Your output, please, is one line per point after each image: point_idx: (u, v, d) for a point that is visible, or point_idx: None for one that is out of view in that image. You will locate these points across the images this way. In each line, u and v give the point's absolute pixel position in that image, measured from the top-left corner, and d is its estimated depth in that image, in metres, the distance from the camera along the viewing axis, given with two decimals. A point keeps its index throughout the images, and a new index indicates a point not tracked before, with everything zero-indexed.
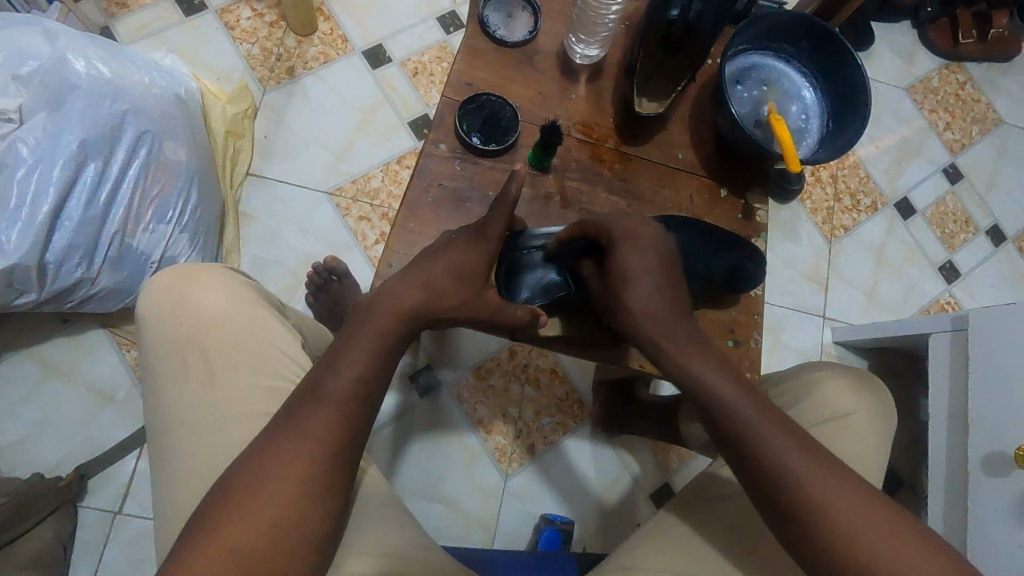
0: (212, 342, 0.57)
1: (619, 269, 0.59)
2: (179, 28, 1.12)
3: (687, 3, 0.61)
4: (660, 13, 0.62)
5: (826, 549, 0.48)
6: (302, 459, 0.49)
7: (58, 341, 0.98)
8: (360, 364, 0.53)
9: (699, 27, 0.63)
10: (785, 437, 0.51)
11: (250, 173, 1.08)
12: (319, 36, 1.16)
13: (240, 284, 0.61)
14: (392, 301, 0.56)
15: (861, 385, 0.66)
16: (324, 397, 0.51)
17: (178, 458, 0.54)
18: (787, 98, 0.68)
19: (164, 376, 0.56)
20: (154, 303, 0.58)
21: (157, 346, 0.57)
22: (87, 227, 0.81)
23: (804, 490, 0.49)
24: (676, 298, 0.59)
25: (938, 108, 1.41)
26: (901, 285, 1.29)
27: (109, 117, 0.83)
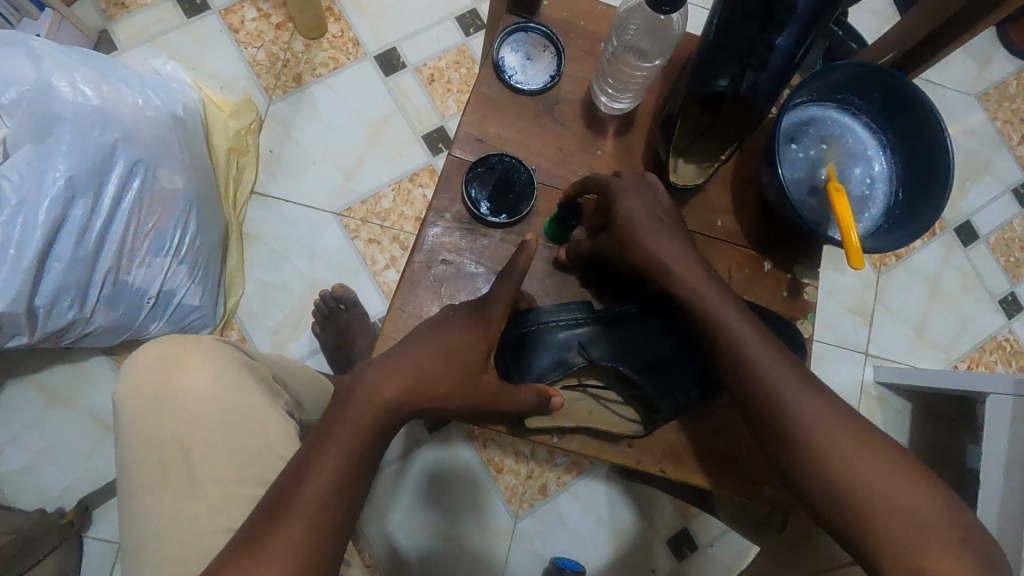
0: (191, 434, 0.54)
1: (627, 216, 0.53)
2: (180, 31, 1.05)
3: (739, 74, 0.53)
4: (707, 83, 0.53)
5: (813, 472, 0.45)
6: (276, 561, 0.43)
7: (61, 368, 0.95)
8: (330, 472, 0.46)
9: (754, 101, 0.53)
10: (776, 357, 0.50)
11: (255, 192, 1.02)
12: (328, 39, 1.08)
13: (229, 363, 0.57)
14: (371, 399, 0.48)
15: None
16: (288, 510, 0.44)
17: (146, 567, 0.51)
18: (849, 159, 0.59)
19: (140, 468, 0.54)
20: (134, 385, 0.55)
21: (139, 436, 0.54)
22: (79, 266, 0.77)
23: (793, 405, 0.47)
24: (688, 258, 0.53)
25: (1013, 119, 1.26)
26: (956, 319, 1.18)
27: (99, 148, 0.77)
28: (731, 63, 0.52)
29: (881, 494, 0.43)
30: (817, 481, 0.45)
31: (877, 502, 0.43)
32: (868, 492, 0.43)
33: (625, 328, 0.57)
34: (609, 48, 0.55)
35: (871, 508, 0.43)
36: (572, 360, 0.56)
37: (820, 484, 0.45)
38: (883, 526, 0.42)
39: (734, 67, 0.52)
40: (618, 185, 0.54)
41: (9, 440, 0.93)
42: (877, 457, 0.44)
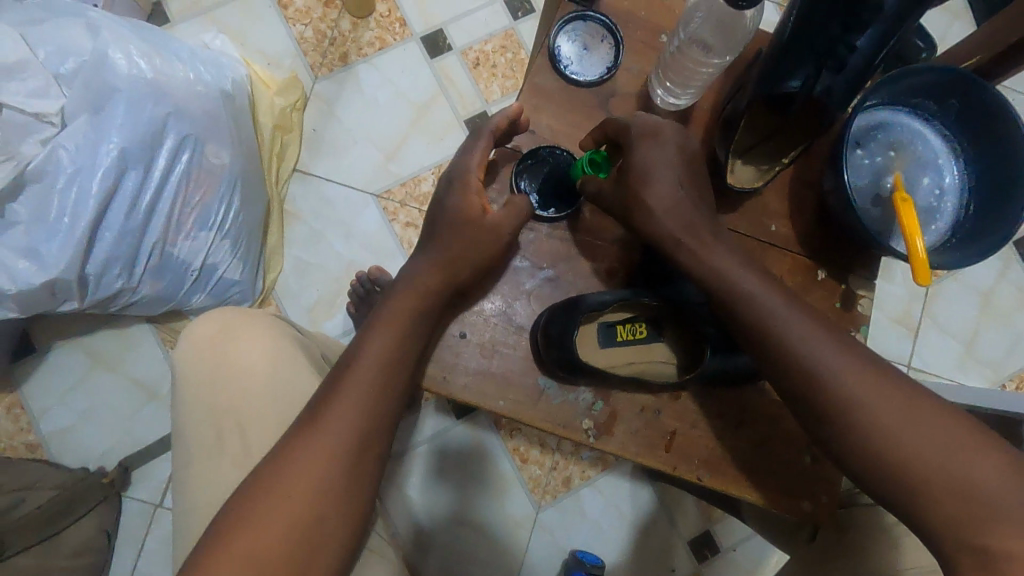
0: (243, 408, 0.59)
1: (642, 167, 0.51)
2: (231, 7, 1.05)
3: (814, 74, 0.49)
4: (777, 84, 0.50)
5: (864, 457, 0.44)
6: (309, 460, 0.47)
7: (107, 333, 0.98)
8: (368, 377, 0.50)
9: (827, 105, 0.51)
10: (812, 329, 0.47)
11: (297, 170, 1.03)
12: (375, 19, 1.07)
13: (283, 343, 0.63)
14: (401, 306, 0.52)
15: None
16: (344, 382, 0.50)
17: (195, 517, 0.56)
18: (917, 168, 0.56)
19: (197, 438, 0.59)
20: (195, 358, 0.60)
21: (196, 398, 0.60)
22: (128, 238, 0.79)
23: (837, 386, 0.45)
24: (697, 213, 0.51)
25: None
26: (1008, 336, 1.13)
27: (151, 122, 0.78)
28: (805, 63, 0.49)
29: (938, 474, 0.41)
30: (862, 456, 0.44)
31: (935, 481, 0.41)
32: (927, 473, 0.41)
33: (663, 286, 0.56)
34: (672, 44, 0.53)
35: (922, 481, 0.41)
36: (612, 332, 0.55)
37: (865, 458, 0.44)
38: (944, 508, 0.40)
39: (811, 67, 0.49)
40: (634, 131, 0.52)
41: (58, 400, 0.97)
42: (931, 431, 0.42)
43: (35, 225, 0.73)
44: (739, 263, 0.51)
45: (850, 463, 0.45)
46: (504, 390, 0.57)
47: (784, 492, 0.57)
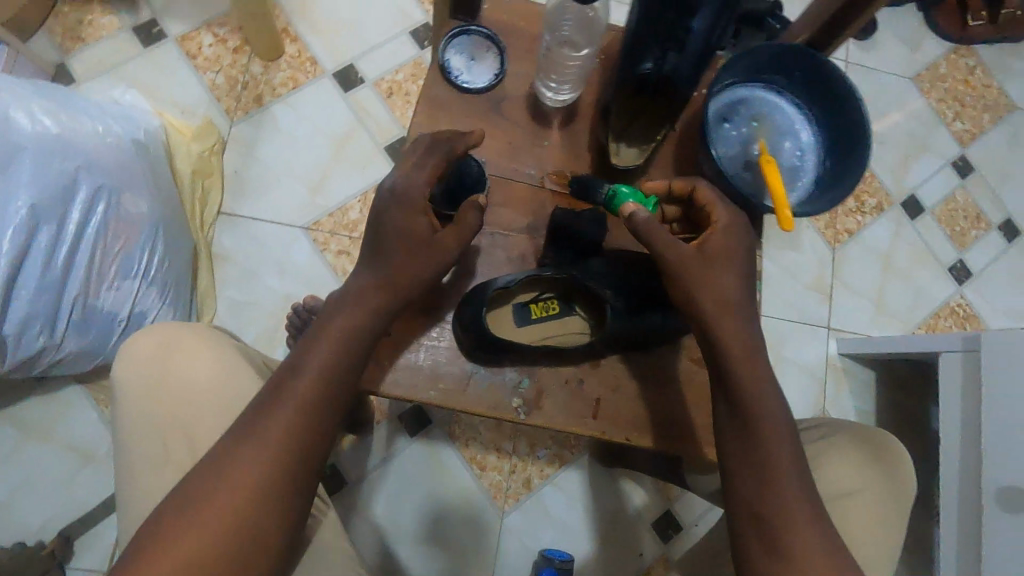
0: (196, 425, 0.59)
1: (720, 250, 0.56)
2: (139, 62, 1.06)
3: (661, 56, 0.54)
4: (632, 68, 0.54)
5: (757, 450, 0.54)
6: (244, 484, 0.49)
7: (33, 401, 0.95)
8: (302, 398, 0.51)
9: (676, 82, 0.55)
10: (732, 327, 0.55)
11: (222, 212, 1.04)
12: (286, 60, 1.10)
13: (232, 356, 0.62)
14: (340, 324, 0.53)
15: (865, 457, 0.63)
16: (281, 405, 0.51)
17: None
18: (779, 134, 0.63)
19: (145, 459, 0.58)
20: (140, 375, 0.59)
21: (141, 414, 0.59)
22: (47, 295, 0.77)
23: (756, 398, 0.54)
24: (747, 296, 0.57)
25: (946, 98, 1.34)
26: (911, 289, 1.24)
27: (61, 177, 0.78)
28: (652, 46, 0.53)
29: (801, 543, 0.51)
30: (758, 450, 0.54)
31: (803, 548, 0.51)
32: (795, 534, 0.51)
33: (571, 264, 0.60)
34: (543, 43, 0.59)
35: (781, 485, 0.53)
36: (528, 313, 0.59)
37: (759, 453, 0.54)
38: (787, 509, 0.52)
39: (657, 50, 0.54)
40: (723, 215, 0.57)
41: None
42: (808, 514, 0.52)
43: None
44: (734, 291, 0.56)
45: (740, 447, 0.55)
46: (434, 381, 0.59)
47: (707, 442, 0.60)
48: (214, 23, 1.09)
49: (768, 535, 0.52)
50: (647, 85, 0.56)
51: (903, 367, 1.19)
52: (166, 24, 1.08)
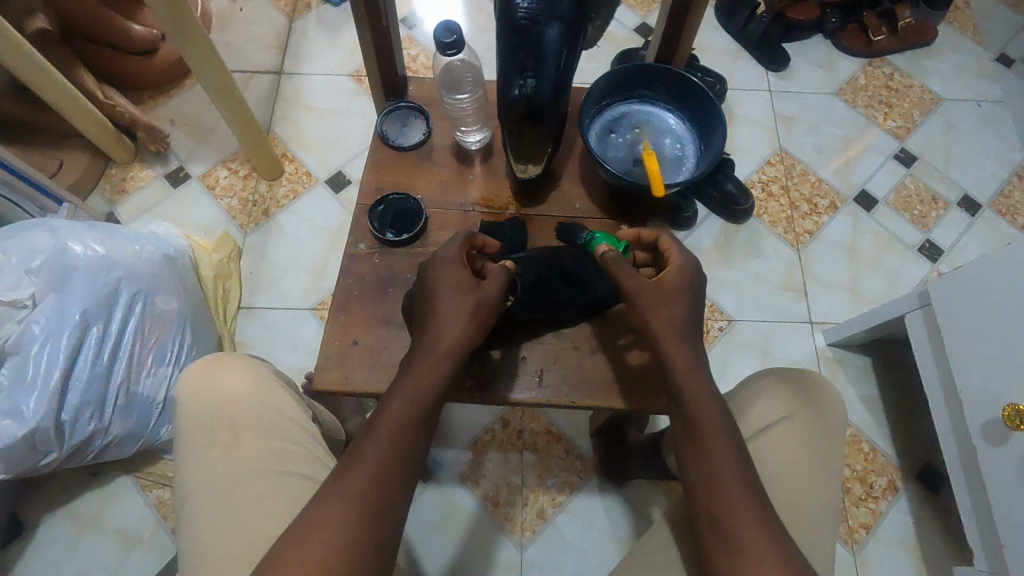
0: (236, 419, 0.64)
1: (668, 287, 0.65)
2: (170, 200, 1.30)
3: (524, 82, 0.64)
4: (504, 96, 0.65)
5: (702, 454, 0.60)
6: (324, 540, 0.49)
7: (88, 495, 1.07)
8: (380, 450, 0.54)
9: (540, 100, 0.65)
10: (678, 353, 0.63)
11: (242, 307, 1.21)
12: (286, 177, 1.33)
13: (267, 375, 0.67)
14: (412, 377, 0.57)
15: (787, 393, 0.71)
16: (360, 460, 0.53)
17: (193, 529, 0.60)
18: (658, 134, 0.76)
19: (196, 453, 0.63)
20: (191, 387, 0.65)
21: (190, 422, 0.64)
22: (96, 383, 0.93)
23: (702, 409, 0.61)
24: (692, 324, 0.65)
25: (872, 103, 1.47)
26: (882, 274, 1.29)
27: (106, 287, 0.96)
28: (515, 76, 0.64)
29: (756, 541, 0.55)
30: (707, 452, 0.60)
31: (755, 546, 0.55)
32: (748, 529, 0.56)
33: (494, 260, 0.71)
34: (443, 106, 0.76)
35: (726, 486, 0.58)
36: None
37: (705, 454, 0.60)
38: (731, 505, 0.57)
39: (519, 78, 0.64)
40: (677, 262, 0.66)
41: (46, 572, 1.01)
42: (760, 518, 0.56)
43: (14, 388, 0.87)
44: (683, 316, 0.64)
45: (694, 452, 0.60)
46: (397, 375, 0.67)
47: (635, 393, 0.68)
48: (228, 160, 1.34)
49: (721, 533, 0.56)
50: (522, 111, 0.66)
51: (893, 348, 1.21)
52: (191, 168, 1.34)
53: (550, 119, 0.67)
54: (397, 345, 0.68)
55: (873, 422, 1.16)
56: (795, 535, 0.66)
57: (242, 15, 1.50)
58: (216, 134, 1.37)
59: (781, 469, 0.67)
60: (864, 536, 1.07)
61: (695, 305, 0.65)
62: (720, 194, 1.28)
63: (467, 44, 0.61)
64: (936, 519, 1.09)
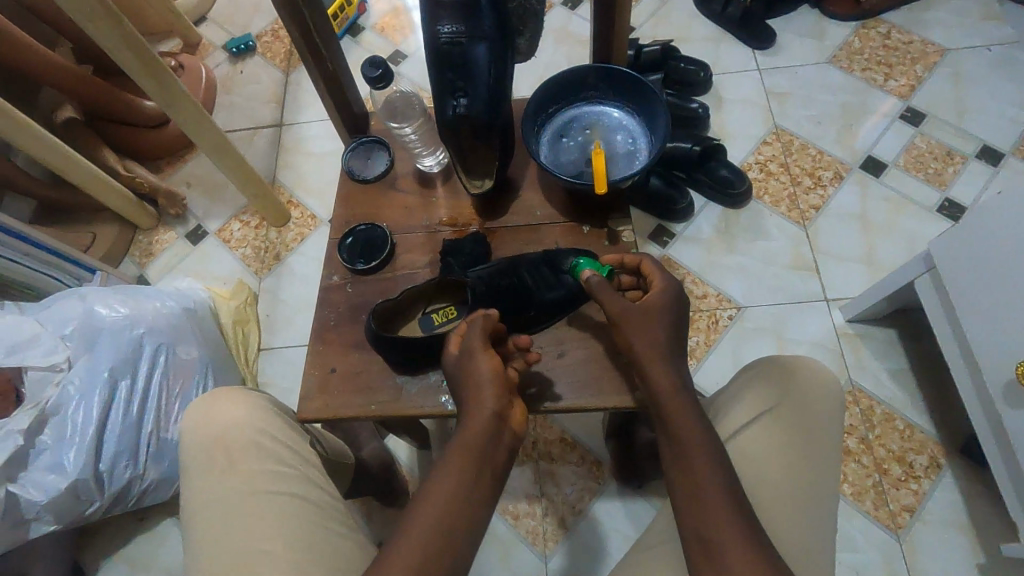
0: (233, 444, 0.66)
1: (650, 308, 0.65)
2: (191, 256, 1.40)
3: (458, 102, 0.67)
4: (442, 117, 0.68)
5: (691, 467, 0.57)
6: None
7: (138, 539, 1.14)
8: (434, 508, 0.54)
9: (475, 117, 0.67)
10: (660, 371, 0.62)
11: (261, 349, 1.28)
12: (293, 222, 1.40)
13: (262, 404, 0.70)
14: (463, 439, 0.57)
15: (775, 386, 0.65)
16: (413, 521, 0.53)
17: (197, 549, 0.62)
18: (610, 132, 0.77)
19: (198, 480, 0.65)
20: (195, 416, 0.68)
21: (193, 449, 0.67)
22: (127, 434, 1.00)
23: (688, 425, 0.60)
24: (675, 343, 0.65)
25: (870, 65, 1.41)
26: (900, 240, 1.22)
27: (131, 344, 1.04)
28: (449, 97, 0.67)
29: (742, 559, 0.51)
30: (695, 466, 0.57)
31: (737, 562, 0.51)
32: (733, 547, 0.52)
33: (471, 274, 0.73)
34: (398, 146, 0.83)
35: (707, 500, 0.55)
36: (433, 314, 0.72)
37: (693, 467, 0.57)
38: (717, 519, 0.54)
39: (453, 99, 0.67)
40: (662, 284, 0.67)
41: None
42: (745, 534, 0.53)
43: (56, 445, 0.95)
44: (664, 338, 0.64)
45: (682, 468, 0.58)
46: (372, 396, 0.69)
47: (594, 391, 0.69)
48: (240, 213, 1.43)
49: (709, 554, 0.53)
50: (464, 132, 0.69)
51: (918, 315, 1.15)
52: (208, 224, 1.43)
53: (491, 135, 0.69)
54: (373, 368, 0.71)
55: (906, 396, 1.09)
56: (788, 539, 0.59)
57: (243, 77, 1.61)
58: (227, 190, 1.47)
59: (762, 468, 0.62)
60: (908, 519, 1.01)
61: (678, 329, 0.65)
62: (713, 180, 1.26)
63: (395, 74, 0.65)
64: (986, 494, 1.01)
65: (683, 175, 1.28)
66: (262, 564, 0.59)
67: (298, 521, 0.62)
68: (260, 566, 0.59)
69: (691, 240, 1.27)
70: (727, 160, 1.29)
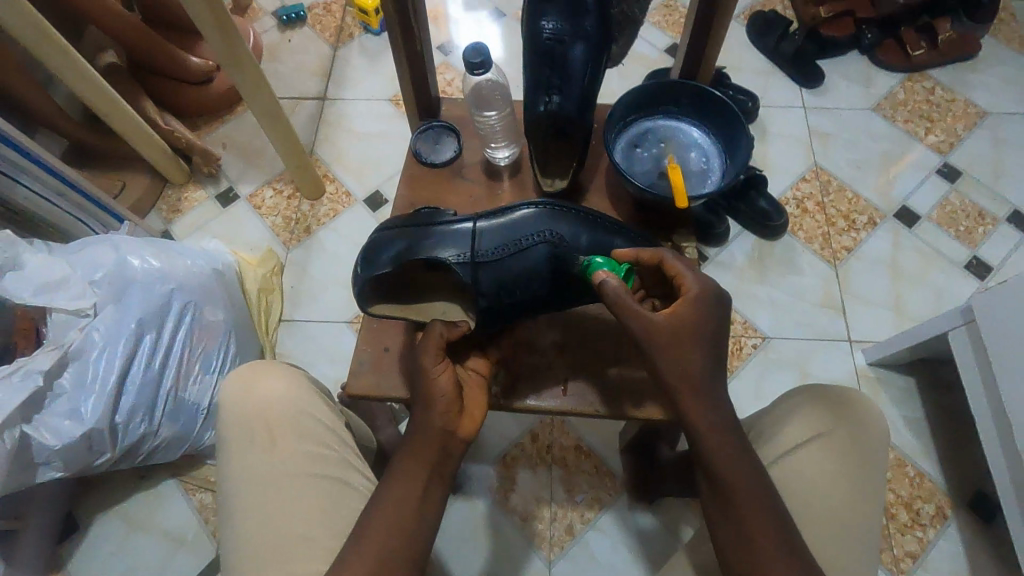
0: (274, 421, 0.64)
1: (681, 325, 0.58)
2: (220, 218, 1.38)
3: (549, 99, 0.67)
4: (530, 111, 0.67)
5: (733, 507, 0.57)
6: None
7: (138, 496, 1.12)
8: (398, 513, 0.55)
9: (563, 115, 0.67)
10: (698, 405, 0.58)
11: (282, 319, 1.27)
12: (327, 197, 1.39)
13: (301, 382, 0.68)
14: (418, 448, 0.57)
15: (829, 412, 0.66)
16: (375, 522, 0.55)
17: (233, 525, 0.61)
18: (684, 148, 0.78)
19: (234, 455, 0.63)
20: (232, 385, 0.66)
21: (229, 421, 0.65)
22: (147, 389, 0.99)
23: (721, 464, 0.58)
24: (716, 368, 0.59)
25: (912, 117, 1.44)
26: (927, 291, 1.25)
27: (160, 298, 1.03)
28: (540, 93, 0.67)
29: None
30: (733, 506, 0.57)
31: None
32: None
33: (500, 248, 0.68)
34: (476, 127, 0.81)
35: (757, 542, 0.55)
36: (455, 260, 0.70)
37: (732, 509, 0.57)
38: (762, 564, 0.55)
39: (544, 96, 0.67)
40: (693, 293, 0.60)
41: (98, 567, 1.07)
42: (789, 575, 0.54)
43: (75, 391, 0.93)
44: (702, 366, 0.58)
45: (720, 508, 0.58)
46: None
47: (632, 400, 0.69)
48: (273, 181, 1.42)
49: None
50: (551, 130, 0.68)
51: (937, 367, 1.17)
52: (239, 189, 1.42)
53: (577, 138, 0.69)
54: None
55: (919, 444, 1.11)
56: (839, 562, 0.60)
57: (290, 46, 1.60)
58: (263, 157, 1.45)
59: (816, 490, 0.63)
60: (910, 565, 1.02)
61: (713, 346, 0.59)
62: (752, 210, 1.27)
63: (492, 64, 0.65)
64: (988, 549, 1.03)
65: (724, 202, 1.29)
66: (306, 548, 0.59)
67: (342, 506, 0.62)
68: (302, 549, 0.58)
69: (723, 266, 1.28)
70: (767, 191, 1.29)
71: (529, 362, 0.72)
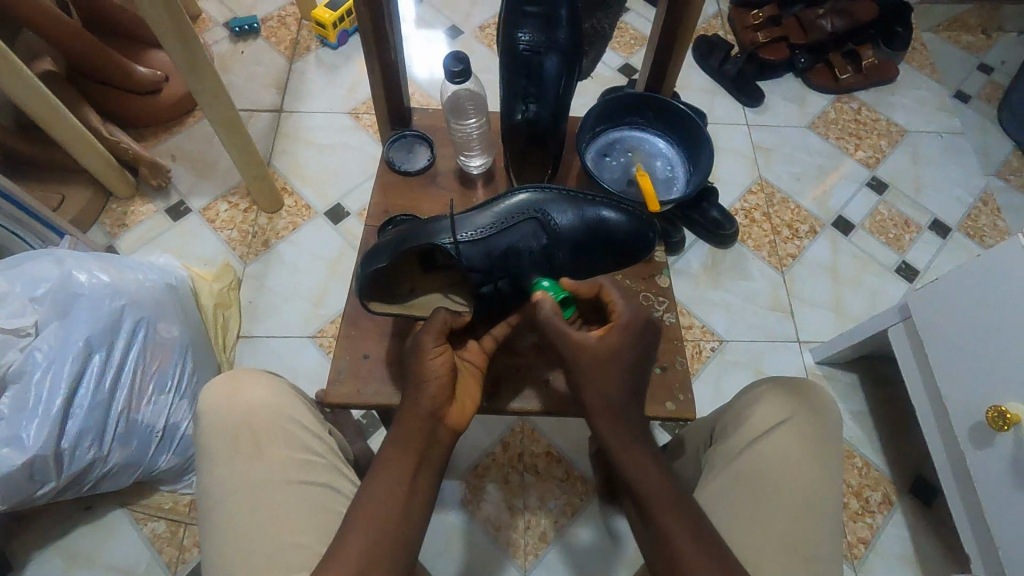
0: (259, 429, 0.63)
1: (607, 349, 0.61)
2: (170, 232, 1.33)
3: (526, 108, 0.70)
4: (508, 120, 0.71)
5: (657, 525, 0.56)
6: None
7: (81, 530, 1.04)
8: (372, 519, 0.53)
9: (539, 123, 0.70)
10: (609, 426, 0.60)
11: (241, 336, 1.22)
12: (286, 210, 1.36)
13: (285, 389, 0.67)
14: (393, 451, 0.57)
15: (790, 399, 0.71)
16: (353, 529, 0.53)
17: (217, 537, 0.58)
18: (650, 157, 0.82)
19: (216, 465, 0.61)
20: (214, 394, 0.64)
21: (210, 431, 0.63)
22: (96, 411, 0.93)
23: (644, 483, 0.58)
24: (638, 389, 0.61)
25: (843, 135, 1.56)
26: (864, 294, 1.35)
27: (110, 314, 0.97)
28: (518, 102, 0.70)
29: None
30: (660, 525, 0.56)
31: None
32: None
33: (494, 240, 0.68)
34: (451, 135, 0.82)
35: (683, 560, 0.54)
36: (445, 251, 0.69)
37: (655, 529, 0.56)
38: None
39: (522, 105, 0.70)
40: (625, 319, 0.63)
41: None
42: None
43: (15, 416, 0.86)
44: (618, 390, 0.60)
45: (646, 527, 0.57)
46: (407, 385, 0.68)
47: None
48: (228, 194, 1.37)
49: None
50: (527, 137, 0.71)
51: (876, 363, 1.27)
52: (191, 202, 1.37)
53: (552, 145, 0.73)
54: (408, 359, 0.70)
55: (864, 436, 1.19)
56: (811, 539, 0.63)
57: (243, 58, 1.56)
58: (217, 169, 1.41)
59: (785, 473, 0.66)
60: (863, 551, 1.09)
61: (631, 372, 0.61)
62: (705, 220, 1.34)
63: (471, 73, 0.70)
64: (930, 531, 1.10)
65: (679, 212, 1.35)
66: (295, 556, 0.57)
67: (329, 512, 0.61)
68: (288, 558, 0.57)
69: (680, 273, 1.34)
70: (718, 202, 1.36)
71: (508, 363, 0.73)
